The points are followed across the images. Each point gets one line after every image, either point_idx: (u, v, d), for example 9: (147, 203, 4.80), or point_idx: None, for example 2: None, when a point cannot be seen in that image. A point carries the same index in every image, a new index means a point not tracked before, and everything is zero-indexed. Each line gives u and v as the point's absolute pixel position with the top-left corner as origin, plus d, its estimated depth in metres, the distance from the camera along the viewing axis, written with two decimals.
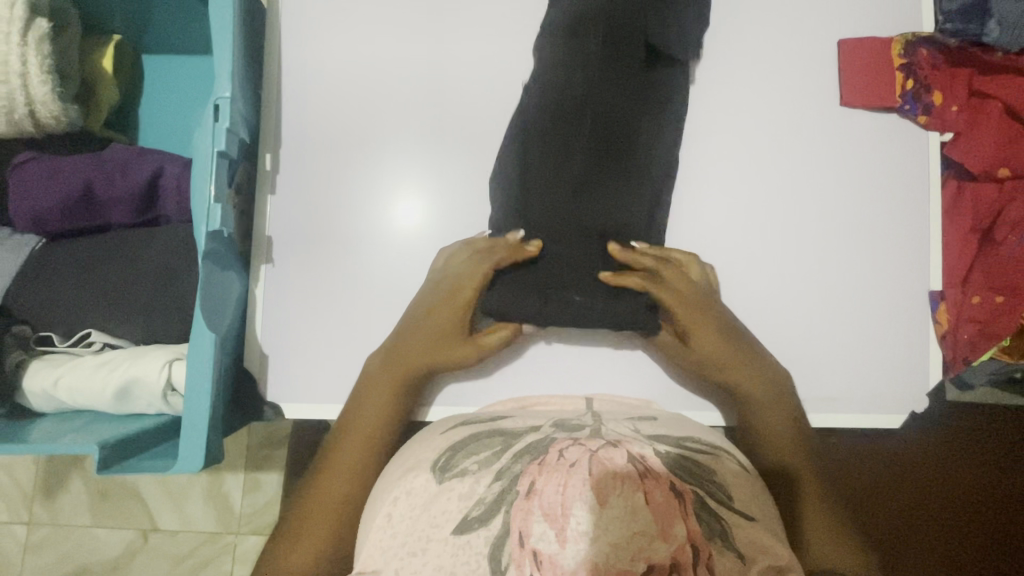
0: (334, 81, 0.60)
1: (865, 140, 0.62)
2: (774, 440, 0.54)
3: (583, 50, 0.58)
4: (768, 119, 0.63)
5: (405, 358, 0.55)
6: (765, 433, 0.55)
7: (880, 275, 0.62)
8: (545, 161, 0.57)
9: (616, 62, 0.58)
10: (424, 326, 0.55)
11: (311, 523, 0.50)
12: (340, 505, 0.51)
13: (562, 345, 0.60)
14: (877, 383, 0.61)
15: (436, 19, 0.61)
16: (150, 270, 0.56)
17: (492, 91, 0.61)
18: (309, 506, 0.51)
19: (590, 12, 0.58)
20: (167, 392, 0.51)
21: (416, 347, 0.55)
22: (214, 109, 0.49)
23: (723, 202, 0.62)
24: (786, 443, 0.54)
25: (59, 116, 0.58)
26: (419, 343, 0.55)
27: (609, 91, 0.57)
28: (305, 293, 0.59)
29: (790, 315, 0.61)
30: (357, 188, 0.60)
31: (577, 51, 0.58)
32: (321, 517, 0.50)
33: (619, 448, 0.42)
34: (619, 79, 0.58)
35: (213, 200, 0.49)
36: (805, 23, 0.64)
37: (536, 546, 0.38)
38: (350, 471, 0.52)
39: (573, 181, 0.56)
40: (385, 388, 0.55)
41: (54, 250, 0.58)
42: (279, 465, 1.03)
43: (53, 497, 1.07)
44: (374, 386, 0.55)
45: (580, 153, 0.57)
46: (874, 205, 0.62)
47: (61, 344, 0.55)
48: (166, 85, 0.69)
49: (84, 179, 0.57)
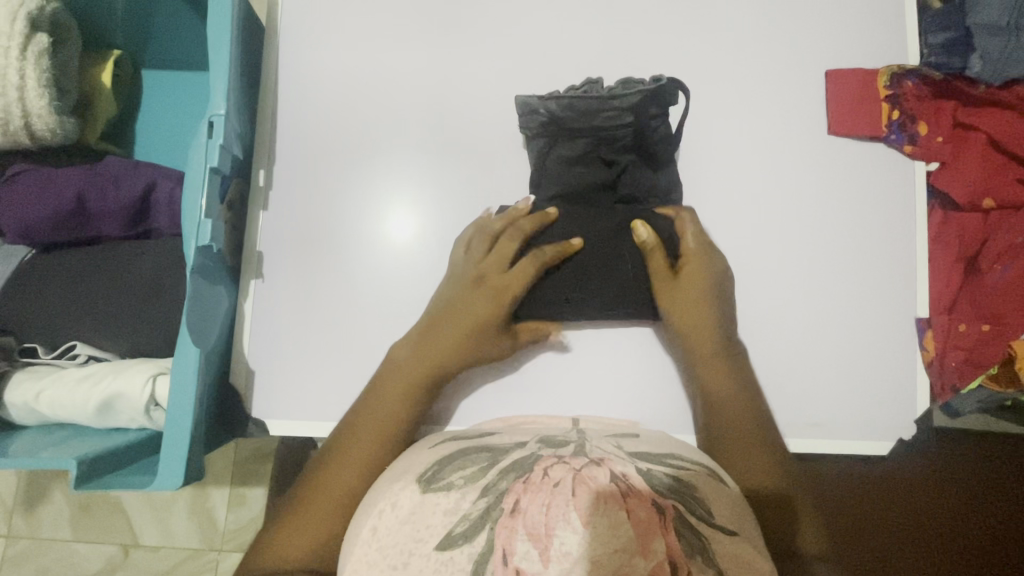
0: (331, 99, 0.61)
1: (851, 166, 0.64)
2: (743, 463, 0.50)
3: (578, 188, 0.59)
4: (757, 145, 0.64)
5: (459, 321, 0.55)
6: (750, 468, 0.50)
7: (867, 298, 0.62)
8: (566, 281, 0.57)
9: (613, 270, 0.57)
10: (456, 297, 0.56)
11: (325, 498, 0.48)
12: (346, 491, 0.48)
13: (573, 362, 0.61)
14: (867, 407, 0.61)
15: (431, 38, 0.63)
16: (138, 283, 0.56)
17: (485, 112, 0.62)
18: (321, 478, 0.50)
19: (574, 222, 0.58)
20: (150, 406, 0.51)
21: (469, 297, 0.55)
22: (208, 125, 0.50)
23: (721, 224, 0.63)
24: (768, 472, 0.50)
25: (55, 129, 0.58)
26: (429, 349, 0.55)
27: (610, 265, 0.57)
28: (295, 309, 0.59)
29: (777, 337, 0.61)
30: (348, 207, 0.60)
31: (575, 188, 0.59)
32: (332, 496, 0.48)
33: (602, 467, 0.42)
34: (620, 284, 0.57)
35: (204, 215, 0.49)
36: (793, 54, 0.65)
37: (519, 565, 0.38)
38: (365, 463, 0.50)
39: (591, 303, 0.58)
40: (417, 377, 0.54)
41: (43, 260, 0.58)
42: (265, 482, 1.03)
43: (34, 509, 1.05)
44: (404, 374, 0.54)
45: (597, 283, 0.57)
46: (862, 228, 0.63)
47: (44, 356, 0.54)
48: (163, 99, 0.69)
49: (76, 190, 0.57)
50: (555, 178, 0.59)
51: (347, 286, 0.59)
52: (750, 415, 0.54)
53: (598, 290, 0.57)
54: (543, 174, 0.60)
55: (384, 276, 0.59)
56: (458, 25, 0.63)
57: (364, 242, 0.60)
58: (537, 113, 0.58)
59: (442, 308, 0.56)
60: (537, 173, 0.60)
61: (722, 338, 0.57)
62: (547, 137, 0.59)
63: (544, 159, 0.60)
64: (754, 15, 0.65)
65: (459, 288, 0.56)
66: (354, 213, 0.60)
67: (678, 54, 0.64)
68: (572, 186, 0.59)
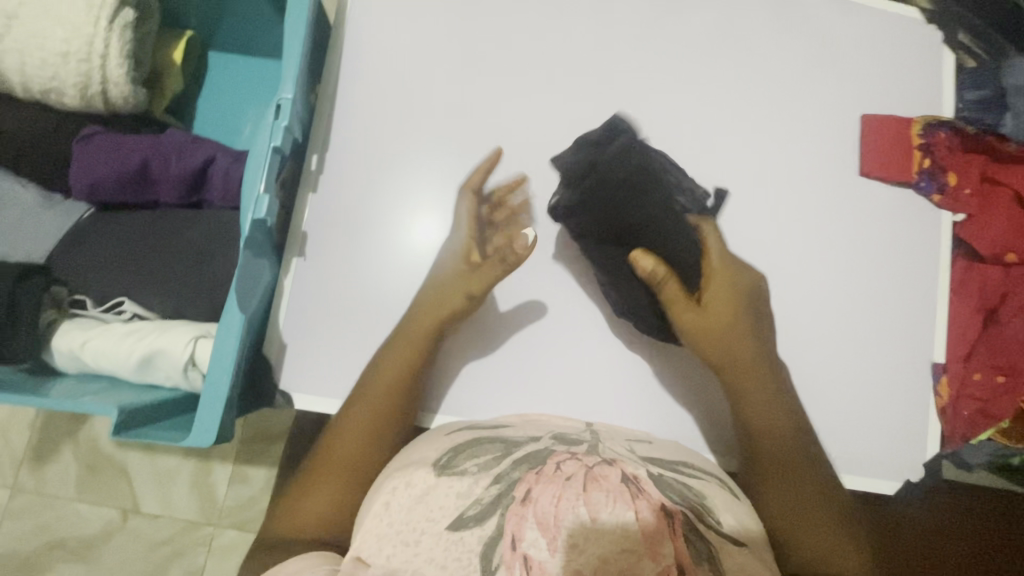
0: (387, 94, 0.64)
1: (879, 209, 0.66)
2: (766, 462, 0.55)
3: (621, 212, 0.55)
4: (790, 179, 0.66)
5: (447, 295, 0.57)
6: (792, 496, 0.53)
7: (883, 337, 0.64)
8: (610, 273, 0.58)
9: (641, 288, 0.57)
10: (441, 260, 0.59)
11: (333, 469, 0.52)
12: (353, 467, 0.52)
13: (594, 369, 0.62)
14: (875, 444, 0.62)
15: (487, 49, 0.66)
16: (189, 249, 0.59)
17: (532, 122, 0.65)
18: (330, 450, 0.53)
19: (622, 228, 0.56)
20: (188, 366, 0.53)
21: (450, 265, 0.58)
22: (276, 109, 0.53)
23: (753, 252, 0.64)
24: (813, 505, 0.53)
25: (128, 97, 0.61)
26: (416, 335, 0.56)
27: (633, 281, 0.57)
28: (333, 290, 0.61)
29: (797, 367, 0.63)
30: (392, 199, 0.63)
31: (619, 212, 0.55)
32: (337, 469, 0.52)
33: (613, 466, 0.46)
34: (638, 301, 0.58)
35: (264, 190, 0.51)
36: (831, 97, 0.68)
37: (527, 551, 0.41)
38: (364, 437, 0.53)
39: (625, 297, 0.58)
40: (412, 341, 0.56)
41: (104, 220, 0.61)
42: (270, 462, 1.05)
43: (42, 464, 1.07)
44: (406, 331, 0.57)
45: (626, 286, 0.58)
46: (878, 270, 0.66)
47: (93, 309, 0.57)
48: (226, 81, 0.73)
49: (143, 156, 0.60)
50: (605, 196, 0.55)
51: (386, 278, 0.61)
52: (778, 427, 0.56)
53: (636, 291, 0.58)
54: (598, 181, 0.55)
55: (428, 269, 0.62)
56: (515, 38, 0.66)
57: (404, 233, 0.62)
58: (617, 136, 0.58)
59: (425, 292, 0.58)
60: (593, 180, 0.56)
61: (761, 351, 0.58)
62: (627, 151, 0.56)
63: (630, 169, 0.55)
64: (797, 57, 0.68)
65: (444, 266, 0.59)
66: (399, 203, 0.63)
67: (722, 86, 0.67)
68: (624, 204, 0.55)
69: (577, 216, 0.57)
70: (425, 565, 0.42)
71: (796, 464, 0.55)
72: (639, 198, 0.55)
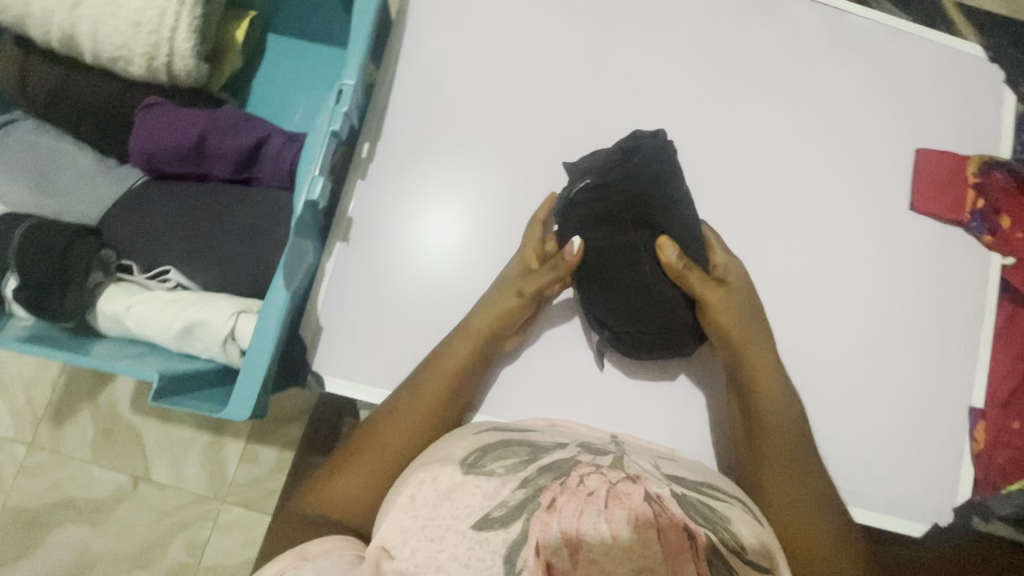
0: (443, 89, 0.65)
1: (926, 246, 0.65)
2: (774, 489, 0.53)
3: (646, 208, 0.53)
4: (838, 208, 0.65)
5: (500, 309, 0.57)
6: (812, 538, 0.51)
7: (921, 375, 0.63)
8: (614, 278, 0.54)
9: (647, 297, 0.54)
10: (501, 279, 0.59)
11: (362, 462, 0.52)
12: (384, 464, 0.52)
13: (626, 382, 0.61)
14: (905, 483, 0.61)
15: (543, 52, 0.66)
16: (237, 224, 0.60)
17: (584, 129, 0.65)
18: (364, 444, 0.53)
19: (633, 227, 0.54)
20: (227, 340, 0.53)
21: (511, 282, 0.58)
22: (337, 94, 0.54)
23: (795, 278, 0.64)
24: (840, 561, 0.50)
25: (191, 71, 0.62)
26: (467, 342, 0.56)
27: (640, 287, 0.54)
28: (373, 278, 0.61)
29: (832, 398, 0.62)
30: (439, 194, 0.63)
31: (644, 207, 0.53)
32: (366, 463, 0.52)
33: (637, 484, 0.45)
34: (642, 311, 0.55)
35: (319, 172, 0.52)
36: (886, 129, 0.67)
37: (550, 560, 0.41)
38: (402, 438, 0.53)
39: (624, 304, 0.54)
40: (465, 349, 0.56)
41: (157, 188, 0.62)
42: (282, 443, 1.07)
43: (61, 424, 1.09)
44: (460, 342, 0.56)
45: (630, 292, 0.54)
46: (920, 307, 0.64)
47: (139, 275, 0.58)
48: (283, 64, 0.74)
49: (200, 130, 0.61)
50: (632, 188, 0.53)
51: (400, 268, 0.61)
52: (802, 465, 0.54)
53: (643, 296, 0.54)
54: (635, 170, 0.53)
55: (444, 264, 0.62)
56: (574, 44, 0.66)
57: (446, 228, 0.63)
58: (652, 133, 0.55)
59: (484, 303, 0.57)
60: (632, 167, 0.53)
61: (777, 375, 0.57)
62: (663, 153, 0.54)
63: (659, 171, 0.53)
64: (856, 86, 0.67)
65: (505, 281, 0.58)
66: (426, 194, 0.63)
67: (777, 108, 0.66)
68: (649, 199, 0.53)
69: (593, 200, 0.54)
70: (447, 563, 0.42)
71: (818, 498, 0.53)
72: (659, 199, 0.53)
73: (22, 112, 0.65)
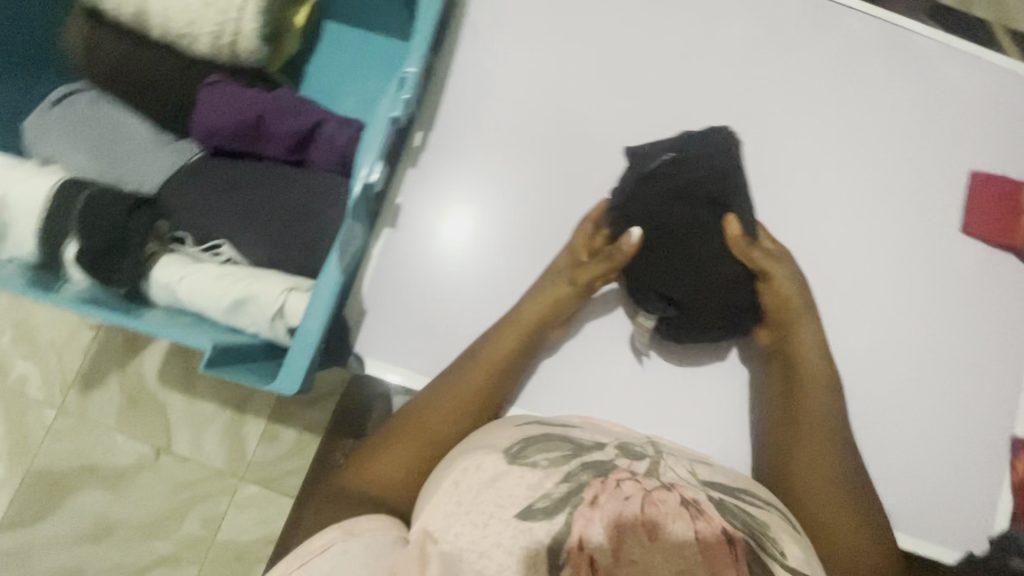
0: (497, 83, 0.65)
1: (975, 270, 0.64)
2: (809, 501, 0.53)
3: (716, 187, 0.56)
4: (887, 226, 0.65)
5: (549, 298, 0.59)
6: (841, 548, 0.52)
7: (962, 399, 0.62)
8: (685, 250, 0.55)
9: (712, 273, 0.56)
10: (552, 272, 0.60)
11: (410, 437, 0.54)
12: (432, 440, 0.54)
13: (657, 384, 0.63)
14: (940, 508, 0.60)
15: (598, 53, 0.66)
16: (289, 204, 0.61)
17: (635, 131, 0.65)
18: (412, 420, 0.55)
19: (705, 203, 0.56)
20: (277, 315, 0.54)
21: (559, 276, 0.59)
22: (399, 81, 0.55)
23: (839, 294, 0.63)
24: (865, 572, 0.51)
25: (254, 51, 0.64)
26: (511, 333, 0.57)
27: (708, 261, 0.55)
28: (417, 265, 0.62)
29: (870, 416, 0.61)
30: (488, 186, 0.64)
31: (715, 185, 0.56)
32: (415, 438, 0.54)
33: (673, 491, 0.45)
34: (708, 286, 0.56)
35: (376, 158, 0.53)
36: (940, 150, 0.66)
37: (594, 554, 0.41)
38: (450, 415, 0.55)
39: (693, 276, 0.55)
40: (509, 340, 0.57)
41: (212, 164, 0.63)
42: (304, 424, 1.08)
43: (89, 391, 1.11)
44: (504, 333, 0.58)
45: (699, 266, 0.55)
46: (965, 331, 0.64)
47: (191, 247, 0.60)
48: (337, 50, 0.75)
49: (259, 109, 0.62)
50: (706, 167, 0.56)
51: (448, 251, 0.62)
52: (834, 477, 0.55)
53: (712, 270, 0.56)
54: (709, 152, 0.57)
55: (488, 256, 0.63)
56: (630, 46, 0.66)
57: (493, 220, 0.63)
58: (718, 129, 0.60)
59: (531, 295, 0.59)
60: (706, 149, 0.57)
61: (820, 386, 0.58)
62: (729, 143, 0.58)
63: (727, 159, 0.57)
64: (912, 104, 0.66)
65: (553, 275, 0.60)
66: (474, 185, 0.63)
67: (831, 122, 0.66)
68: (720, 179, 0.56)
69: (669, 173, 0.56)
70: (491, 548, 0.42)
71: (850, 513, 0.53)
72: (724, 183, 0.57)
73: (87, 82, 0.66)
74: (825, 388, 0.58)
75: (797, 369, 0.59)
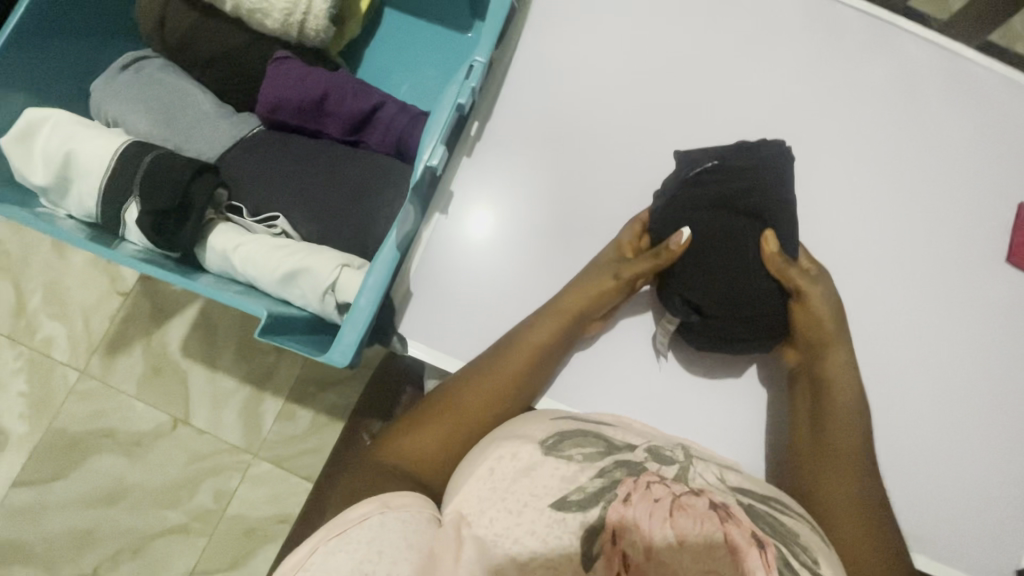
0: (554, 80, 0.66)
1: (1015, 301, 0.64)
2: (841, 520, 0.53)
3: (764, 199, 0.56)
4: (930, 250, 0.65)
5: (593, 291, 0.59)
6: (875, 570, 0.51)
7: (995, 429, 0.62)
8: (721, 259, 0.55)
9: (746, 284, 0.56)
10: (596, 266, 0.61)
11: (448, 415, 0.54)
12: (471, 420, 0.54)
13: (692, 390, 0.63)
14: (965, 537, 0.60)
15: (656, 58, 0.67)
16: (344, 183, 0.62)
17: (686, 138, 0.66)
18: (451, 399, 0.55)
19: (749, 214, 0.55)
20: (327, 291, 0.55)
21: (603, 270, 0.60)
22: (467, 68, 0.56)
23: (878, 313, 0.63)
24: None
25: (321, 31, 0.65)
26: (552, 323, 0.58)
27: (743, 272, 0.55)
28: (464, 252, 0.62)
29: (901, 438, 0.61)
30: (538, 179, 0.64)
31: (763, 197, 0.56)
32: (454, 416, 0.54)
33: (701, 495, 0.45)
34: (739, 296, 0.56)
35: (439, 141, 0.53)
36: (989, 179, 0.66)
37: (626, 550, 0.42)
38: (489, 396, 0.55)
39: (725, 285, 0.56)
40: (551, 329, 0.58)
41: (272, 137, 0.64)
42: (321, 406, 1.09)
43: (114, 356, 1.12)
44: (546, 322, 0.58)
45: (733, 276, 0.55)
46: (1001, 361, 0.64)
47: (246, 218, 0.60)
48: (395, 38, 0.76)
49: (323, 87, 0.63)
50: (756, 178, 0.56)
51: (491, 240, 0.63)
52: (867, 494, 0.55)
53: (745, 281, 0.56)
54: (762, 164, 0.56)
55: (534, 248, 0.63)
56: (688, 54, 0.67)
57: (540, 213, 0.64)
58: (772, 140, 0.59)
59: (574, 287, 0.60)
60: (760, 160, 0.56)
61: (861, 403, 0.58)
62: (785, 155, 0.58)
63: (782, 170, 0.57)
64: (964, 131, 0.67)
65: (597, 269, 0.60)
66: (525, 177, 0.64)
67: (882, 143, 0.66)
68: (767, 191, 0.56)
69: (718, 181, 0.56)
70: (524, 536, 0.42)
71: (879, 532, 0.53)
72: (773, 195, 0.56)
73: (154, 49, 0.68)
74: (862, 405, 0.58)
75: (835, 383, 0.58)
